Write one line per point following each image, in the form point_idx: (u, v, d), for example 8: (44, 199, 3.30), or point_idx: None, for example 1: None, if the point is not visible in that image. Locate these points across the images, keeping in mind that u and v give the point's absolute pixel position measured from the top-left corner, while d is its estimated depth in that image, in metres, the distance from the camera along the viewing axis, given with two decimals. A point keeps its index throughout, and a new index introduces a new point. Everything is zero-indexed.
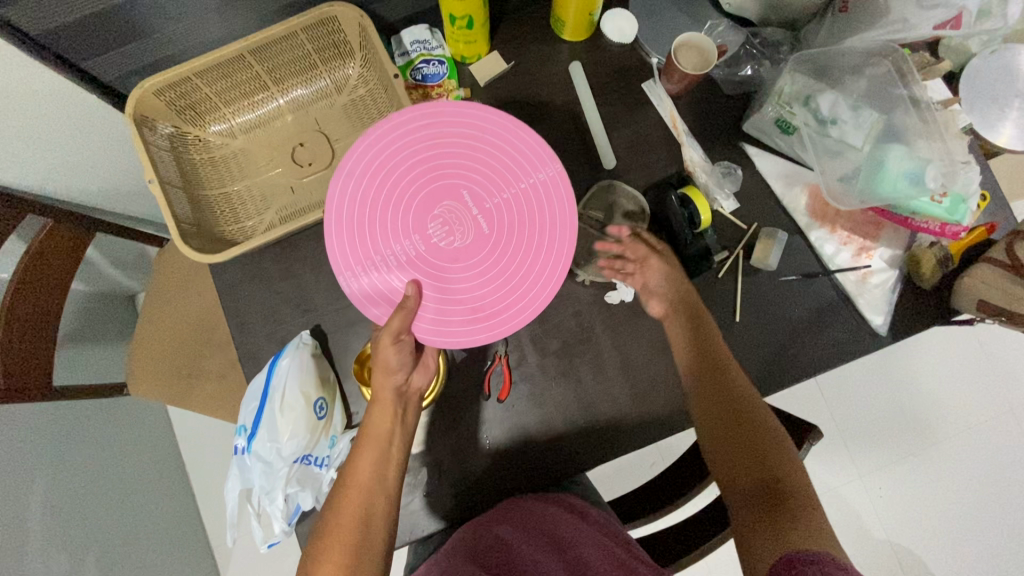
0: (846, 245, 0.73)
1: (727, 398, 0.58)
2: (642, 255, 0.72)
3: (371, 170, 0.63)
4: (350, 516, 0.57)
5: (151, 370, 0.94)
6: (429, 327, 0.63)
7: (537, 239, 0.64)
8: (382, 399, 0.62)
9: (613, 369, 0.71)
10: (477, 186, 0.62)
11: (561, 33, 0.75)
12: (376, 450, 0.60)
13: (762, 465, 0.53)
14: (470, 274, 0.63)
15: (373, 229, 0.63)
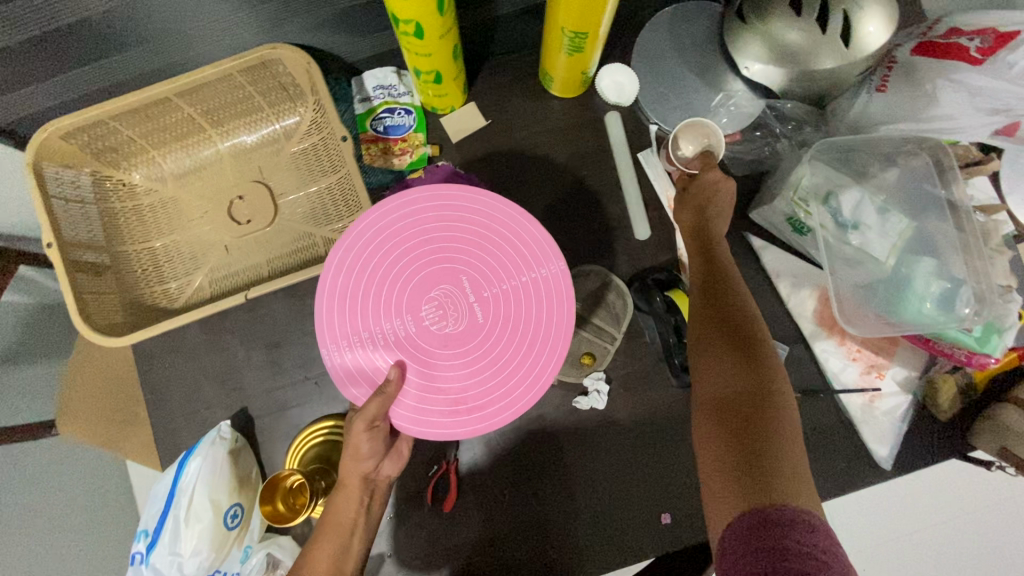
0: (855, 361, 0.63)
1: (730, 310, 0.46)
2: (620, 354, 0.63)
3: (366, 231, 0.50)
4: None
5: (84, 410, 0.87)
6: (406, 421, 0.49)
7: (543, 335, 0.49)
8: (348, 490, 0.51)
9: (576, 482, 0.63)
10: (482, 267, 0.49)
11: (549, 87, 0.65)
12: (336, 548, 0.50)
13: (747, 371, 0.42)
14: (461, 366, 0.49)
15: (360, 300, 0.50)
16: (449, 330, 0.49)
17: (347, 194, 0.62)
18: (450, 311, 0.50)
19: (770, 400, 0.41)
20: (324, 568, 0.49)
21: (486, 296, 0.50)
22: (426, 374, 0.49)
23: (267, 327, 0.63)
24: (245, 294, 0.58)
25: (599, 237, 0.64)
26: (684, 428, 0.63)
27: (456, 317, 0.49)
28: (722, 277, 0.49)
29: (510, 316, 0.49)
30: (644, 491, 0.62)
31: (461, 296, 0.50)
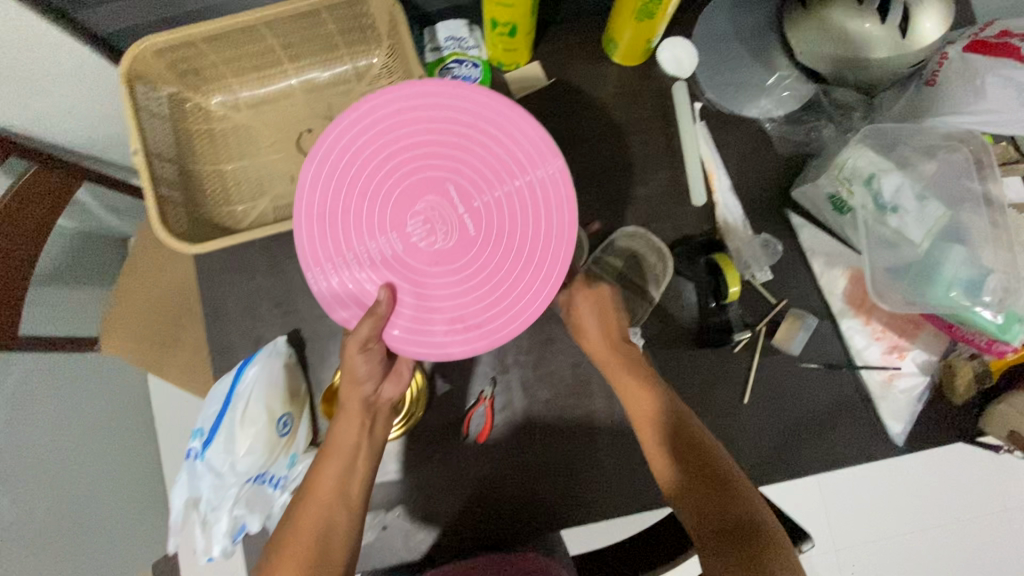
0: (879, 340, 0.66)
1: (696, 453, 0.53)
2: (657, 313, 0.66)
3: (339, 152, 0.53)
4: (308, 530, 0.53)
5: (127, 329, 0.90)
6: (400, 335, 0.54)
7: (537, 245, 0.52)
8: (349, 413, 0.57)
9: (604, 430, 0.66)
10: (465, 178, 0.52)
11: (611, 54, 0.68)
12: (340, 466, 0.56)
13: (730, 507, 0.49)
14: (460, 279, 0.53)
15: (345, 218, 0.54)
16: (438, 242, 0.53)
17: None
18: (440, 224, 0.53)
19: (755, 529, 0.48)
20: (330, 482, 0.55)
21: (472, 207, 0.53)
22: (425, 288, 0.54)
23: None
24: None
25: (646, 200, 0.67)
26: (712, 388, 0.66)
27: (443, 231, 0.53)
28: (678, 419, 0.55)
29: (496, 226, 0.53)
30: None
31: (447, 208, 0.53)
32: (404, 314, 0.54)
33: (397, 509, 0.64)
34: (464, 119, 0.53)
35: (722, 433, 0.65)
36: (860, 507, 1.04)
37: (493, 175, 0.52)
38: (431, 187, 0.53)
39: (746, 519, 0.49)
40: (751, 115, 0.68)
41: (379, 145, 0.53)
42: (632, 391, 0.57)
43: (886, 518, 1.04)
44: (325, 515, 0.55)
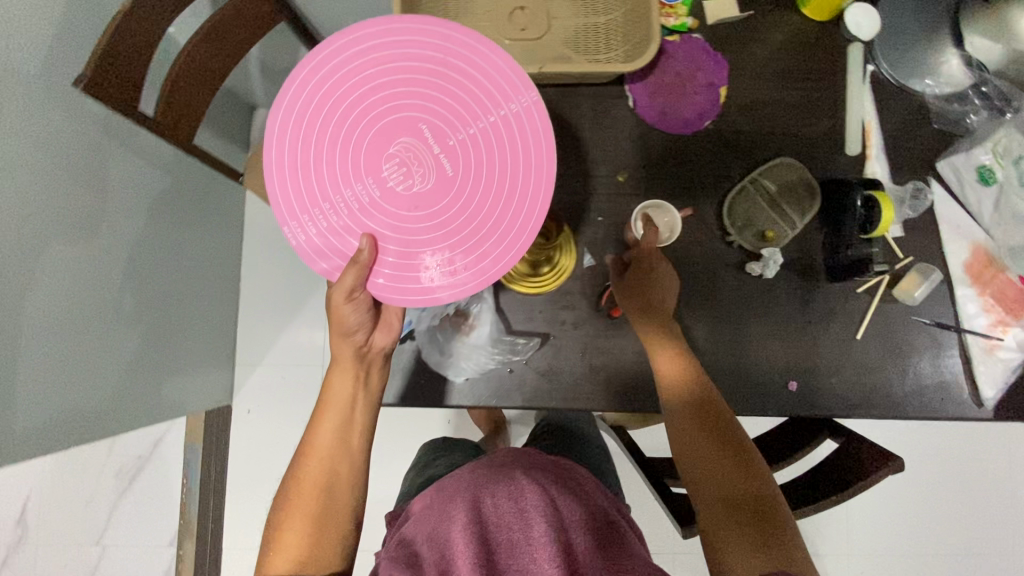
0: (987, 312, 0.72)
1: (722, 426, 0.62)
2: (797, 240, 0.72)
3: (305, 112, 0.58)
4: (313, 483, 0.62)
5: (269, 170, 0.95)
6: (385, 280, 0.58)
7: (514, 183, 0.58)
8: (344, 366, 0.64)
9: (724, 334, 0.71)
10: (438, 120, 0.57)
11: (800, 4, 0.74)
12: (334, 426, 0.64)
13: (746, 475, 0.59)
14: (439, 220, 0.58)
15: (321, 174, 0.58)
16: (417, 184, 0.58)
17: (645, 7, 0.68)
18: (415, 166, 0.58)
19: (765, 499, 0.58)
20: (327, 435, 0.64)
21: (446, 147, 0.58)
22: (404, 233, 0.58)
23: None
24: (539, 70, 0.66)
25: (805, 141, 0.73)
26: (829, 320, 0.72)
27: (421, 173, 0.58)
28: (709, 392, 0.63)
29: (470, 162, 0.58)
30: (780, 360, 0.71)
31: (422, 151, 0.58)
32: (390, 259, 0.58)
33: (527, 355, 0.69)
34: (425, 67, 0.59)
35: (829, 361, 0.71)
36: (872, 519, 1.19)
37: (464, 115, 0.58)
38: (405, 132, 0.58)
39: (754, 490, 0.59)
40: (915, 89, 0.74)
41: (346, 98, 0.58)
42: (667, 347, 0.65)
43: (893, 533, 1.19)
44: (329, 466, 0.64)
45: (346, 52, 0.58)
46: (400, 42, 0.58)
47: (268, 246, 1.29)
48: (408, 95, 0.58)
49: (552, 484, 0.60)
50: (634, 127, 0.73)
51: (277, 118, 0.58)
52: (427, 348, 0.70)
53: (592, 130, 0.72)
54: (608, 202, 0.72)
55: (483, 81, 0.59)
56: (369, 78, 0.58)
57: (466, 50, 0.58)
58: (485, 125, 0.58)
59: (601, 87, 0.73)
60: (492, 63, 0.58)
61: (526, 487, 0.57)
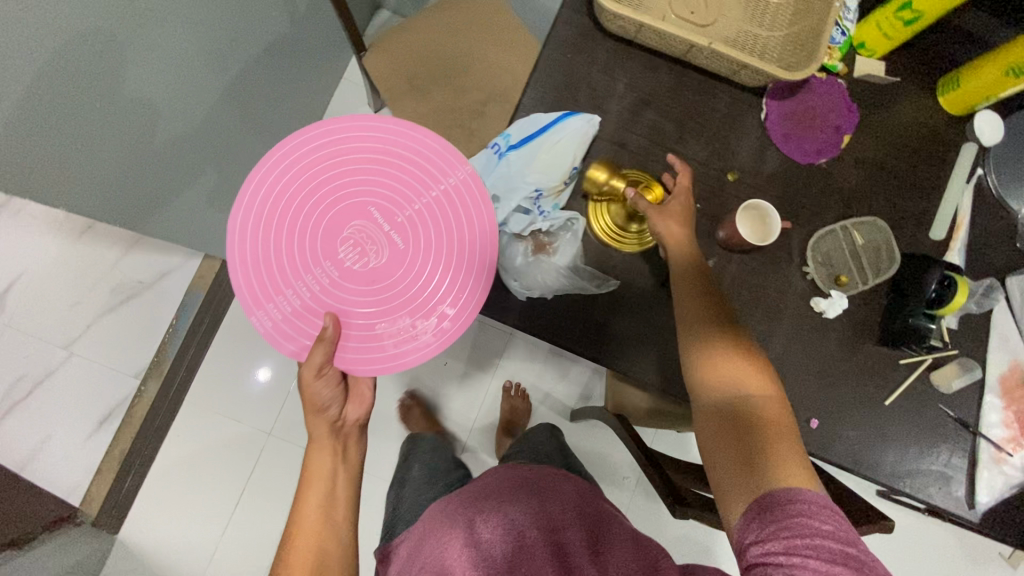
0: (1005, 426, 0.75)
1: (720, 325, 0.61)
2: (862, 295, 0.75)
3: (255, 207, 0.62)
4: (303, 562, 0.60)
5: (392, 56, 0.97)
6: (352, 352, 0.63)
7: (466, 255, 0.64)
8: (323, 441, 0.67)
9: (771, 354, 0.73)
10: (385, 200, 0.62)
11: (939, 93, 0.79)
12: (318, 500, 0.64)
13: (749, 377, 0.58)
14: (395, 293, 0.63)
15: (277, 263, 0.62)
16: (373, 261, 0.63)
17: (812, 35, 0.72)
18: (370, 242, 0.63)
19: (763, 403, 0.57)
20: (311, 511, 0.64)
21: (397, 224, 0.63)
22: (363, 309, 0.63)
23: (649, 86, 0.75)
24: (707, 43, 0.68)
25: (901, 211, 0.77)
26: (865, 378, 0.74)
27: (376, 251, 0.63)
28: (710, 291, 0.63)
29: (420, 235, 0.64)
30: (809, 396, 0.73)
31: (375, 231, 0.63)
32: (354, 333, 0.63)
33: (605, 287, 0.69)
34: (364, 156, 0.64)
35: (852, 417, 0.74)
36: None
37: (407, 193, 0.63)
38: (356, 212, 0.63)
39: (753, 393, 0.57)
40: (1011, 206, 0.78)
41: (297, 186, 0.63)
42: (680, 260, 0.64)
43: None
44: (318, 542, 0.63)
45: (287, 152, 0.62)
46: (336, 138, 0.63)
47: None
48: (353, 181, 0.63)
49: (529, 503, 0.65)
50: (758, 140, 0.76)
51: (237, 216, 0.62)
52: (504, 267, 0.68)
53: (720, 126, 0.75)
54: (711, 195, 0.74)
55: (422, 161, 0.64)
56: (312, 169, 0.63)
57: (399, 136, 0.63)
58: (432, 198, 0.64)
59: (742, 92, 0.76)
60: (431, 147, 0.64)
61: (520, 504, 0.65)
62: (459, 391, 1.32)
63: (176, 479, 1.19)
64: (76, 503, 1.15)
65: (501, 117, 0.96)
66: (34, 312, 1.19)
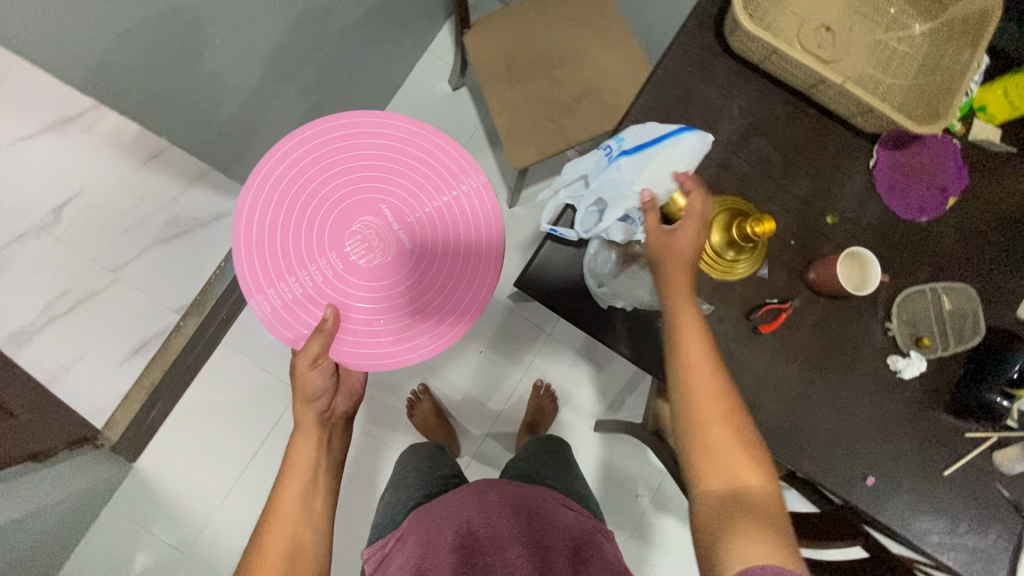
0: None
1: (727, 412, 0.59)
2: (940, 360, 0.73)
3: (269, 204, 0.74)
4: (281, 544, 0.62)
5: (495, 38, 0.95)
6: (350, 340, 0.74)
7: (460, 265, 0.76)
8: (306, 431, 0.70)
9: (839, 403, 0.72)
10: (396, 203, 0.74)
11: None
12: (298, 488, 0.66)
13: (746, 473, 0.58)
14: (393, 292, 0.75)
15: (289, 253, 0.74)
16: (379, 256, 0.75)
17: (940, 91, 0.70)
18: (375, 242, 0.75)
19: (754, 501, 0.56)
20: (292, 496, 0.66)
21: (405, 224, 0.76)
22: (365, 300, 0.75)
23: (762, 114, 0.74)
24: (839, 81, 0.66)
25: (993, 283, 0.75)
26: (927, 445, 0.73)
27: (381, 248, 0.75)
28: (722, 380, 0.60)
29: (423, 236, 0.76)
30: (870, 454, 0.72)
31: (383, 229, 0.75)
32: (353, 325, 0.74)
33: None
34: (378, 162, 0.76)
35: (907, 480, 0.72)
36: None
37: (417, 199, 0.75)
38: (367, 211, 0.75)
39: (747, 490, 0.57)
40: None
41: (309, 187, 0.74)
42: (692, 343, 0.60)
43: None
44: (299, 524, 0.64)
45: (300, 155, 0.75)
46: (355, 144, 0.76)
47: (413, 110, 1.29)
48: (367, 183, 0.75)
49: (516, 517, 0.68)
50: (862, 186, 0.74)
51: (255, 206, 0.73)
52: (593, 274, 0.67)
53: (827, 166, 0.74)
54: (807, 234, 0.73)
55: (433, 172, 0.77)
56: (330, 171, 0.75)
57: (413, 148, 0.76)
58: (439, 204, 0.76)
59: (855, 136, 0.74)
60: (432, 160, 0.77)
61: (504, 518, 0.68)
62: (488, 383, 1.31)
63: (197, 420, 1.19)
64: (99, 426, 1.15)
65: (594, 120, 0.95)
66: (88, 231, 1.19)
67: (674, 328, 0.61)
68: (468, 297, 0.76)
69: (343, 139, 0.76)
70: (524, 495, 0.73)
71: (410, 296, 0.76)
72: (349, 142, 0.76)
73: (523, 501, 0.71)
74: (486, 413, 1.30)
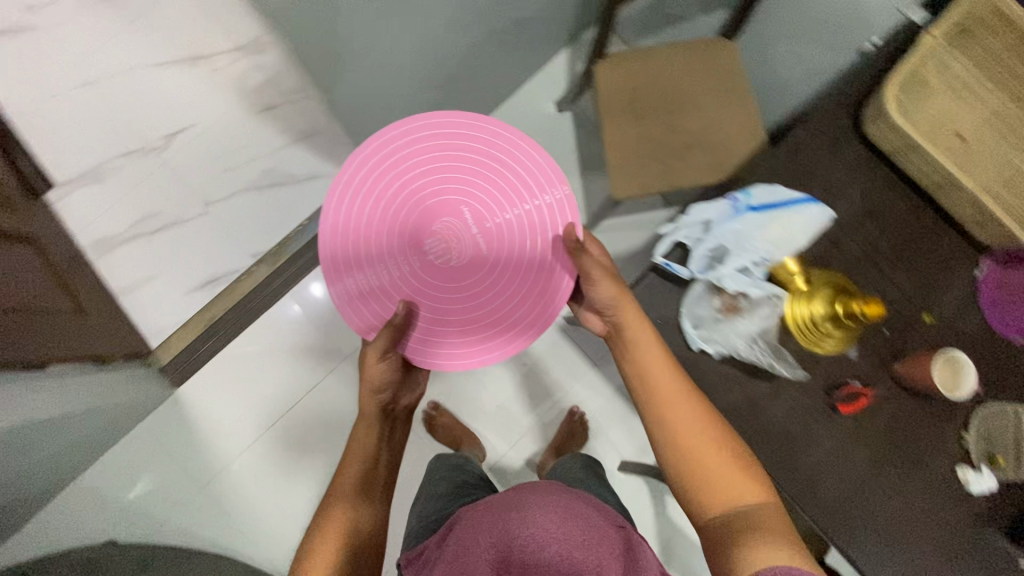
0: None
1: (703, 426, 0.66)
2: (1008, 484, 0.72)
3: (353, 194, 0.75)
4: (341, 518, 0.69)
5: (625, 73, 0.99)
6: (416, 337, 0.77)
7: (533, 277, 0.77)
8: (370, 421, 0.78)
9: (897, 500, 0.71)
10: (478, 207, 0.75)
11: None
12: (357, 471, 0.74)
13: (734, 485, 0.62)
14: (464, 296, 0.77)
15: (369, 242, 0.75)
16: (454, 258, 0.76)
17: None
18: (453, 244, 0.76)
19: (752, 513, 0.60)
20: (350, 481, 0.73)
21: (483, 229, 0.76)
22: (435, 300, 0.77)
23: (881, 204, 0.75)
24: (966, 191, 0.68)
25: None
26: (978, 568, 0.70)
27: (458, 250, 0.76)
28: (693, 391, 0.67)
29: (499, 244, 0.76)
30: (920, 557, 0.70)
31: (462, 231, 0.76)
32: (421, 323, 0.77)
33: (788, 373, 0.71)
34: (466, 161, 0.75)
35: None
36: None
37: (498, 206, 0.75)
38: (450, 211, 0.76)
39: (744, 505, 0.61)
40: None
41: (395, 181, 0.75)
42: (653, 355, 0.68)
43: None
44: (359, 503, 0.71)
45: (389, 147, 0.75)
46: (446, 141, 0.76)
47: (516, 120, 1.33)
48: (452, 182, 0.75)
49: (557, 510, 0.63)
50: (963, 294, 0.75)
51: (342, 191, 0.75)
52: (694, 317, 0.70)
53: (933, 266, 0.75)
54: (900, 327, 0.74)
55: (520, 179, 0.76)
56: (418, 166, 0.75)
57: (503, 152, 0.75)
58: (520, 213, 0.76)
59: (968, 245, 0.75)
60: (518, 166, 0.76)
61: (541, 511, 0.62)
62: (524, 398, 1.31)
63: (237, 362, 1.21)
64: (152, 345, 1.20)
65: (694, 171, 0.97)
66: (192, 161, 1.25)
67: (643, 363, 0.69)
68: (536, 312, 0.77)
69: (436, 134, 0.76)
70: (562, 491, 0.68)
71: (479, 302, 0.77)
72: (437, 138, 0.76)
73: (562, 497, 0.66)
74: (516, 426, 1.30)
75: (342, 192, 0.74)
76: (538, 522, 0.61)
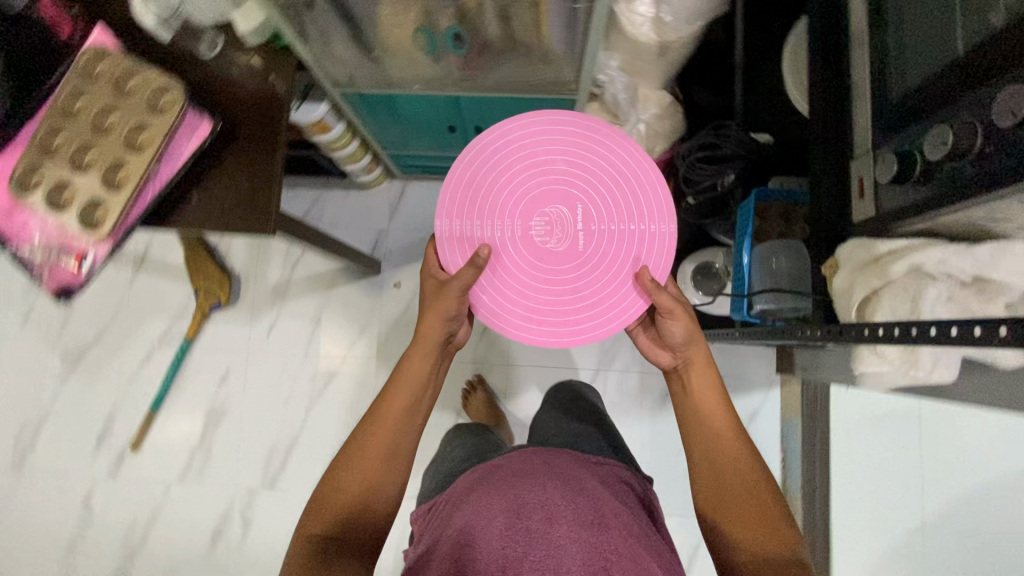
0: None
1: (745, 462, 0.65)
2: None
3: (497, 154, 0.75)
4: (364, 481, 0.66)
5: None
6: (491, 292, 0.73)
7: (611, 286, 0.73)
8: (398, 402, 0.69)
9: None
10: (592, 209, 0.73)
11: None
12: (391, 461, 0.67)
13: (772, 530, 0.61)
14: (550, 281, 0.74)
15: (484, 202, 0.74)
16: (551, 240, 0.74)
17: None
18: (557, 232, 0.74)
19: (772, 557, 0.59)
20: (378, 455, 0.67)
21: (586, 231, 0.74)
22: (518, 271, 0.74)
23: None
24: None
25: None
26: None
27: (556, 239, 0.74)
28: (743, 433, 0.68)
29: (601, 247, 0.73)
30: None
31: (567, 223, 0.74)
32: (500, 284, 0.73)
33: None
34: (590, 161, 0.74)
35: None
36: None
37: (616, 217, 0.73)
38: (562, 201, 0.74)
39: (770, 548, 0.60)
40: None
41: (531, 156, 0.74)
42: (704, 384, 0.70)
43: None
44: (383, 469, 0.67)
45: (538, 118, 0.74)
46: (576, 133, 0.74)
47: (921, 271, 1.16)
48: (570, 176, 0.74)
49: (557, 491, 0.59)
50: None
51: (482, 143, 0.74)
52: None
53: None
54: None
55: (637, 191, 0.74)
56: (550, 138, 0.75)
57: (632, 164, 0.74)
58: (626, 228, 0.74)
59: None
60: (647, 187, 0.74)
61: (545, 490, 0.59)
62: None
63: (495, 430, 1.01)
64: None
65: None
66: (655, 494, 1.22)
67: (696, 386, 0.70)
68: (617, 312, 0.73)
69: (574, 126, 0.75)
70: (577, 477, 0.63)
71: (560, 293, 0.74)
72: (573, 129, 0.74)
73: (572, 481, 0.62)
74: None
75: (481, 147, 0.74)
76: (538, 502, 0.57)
